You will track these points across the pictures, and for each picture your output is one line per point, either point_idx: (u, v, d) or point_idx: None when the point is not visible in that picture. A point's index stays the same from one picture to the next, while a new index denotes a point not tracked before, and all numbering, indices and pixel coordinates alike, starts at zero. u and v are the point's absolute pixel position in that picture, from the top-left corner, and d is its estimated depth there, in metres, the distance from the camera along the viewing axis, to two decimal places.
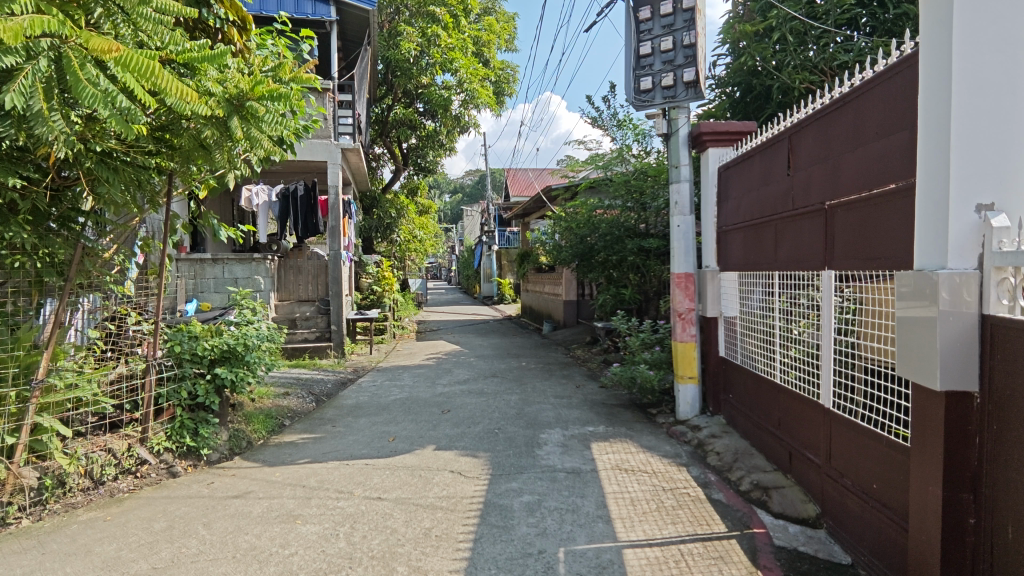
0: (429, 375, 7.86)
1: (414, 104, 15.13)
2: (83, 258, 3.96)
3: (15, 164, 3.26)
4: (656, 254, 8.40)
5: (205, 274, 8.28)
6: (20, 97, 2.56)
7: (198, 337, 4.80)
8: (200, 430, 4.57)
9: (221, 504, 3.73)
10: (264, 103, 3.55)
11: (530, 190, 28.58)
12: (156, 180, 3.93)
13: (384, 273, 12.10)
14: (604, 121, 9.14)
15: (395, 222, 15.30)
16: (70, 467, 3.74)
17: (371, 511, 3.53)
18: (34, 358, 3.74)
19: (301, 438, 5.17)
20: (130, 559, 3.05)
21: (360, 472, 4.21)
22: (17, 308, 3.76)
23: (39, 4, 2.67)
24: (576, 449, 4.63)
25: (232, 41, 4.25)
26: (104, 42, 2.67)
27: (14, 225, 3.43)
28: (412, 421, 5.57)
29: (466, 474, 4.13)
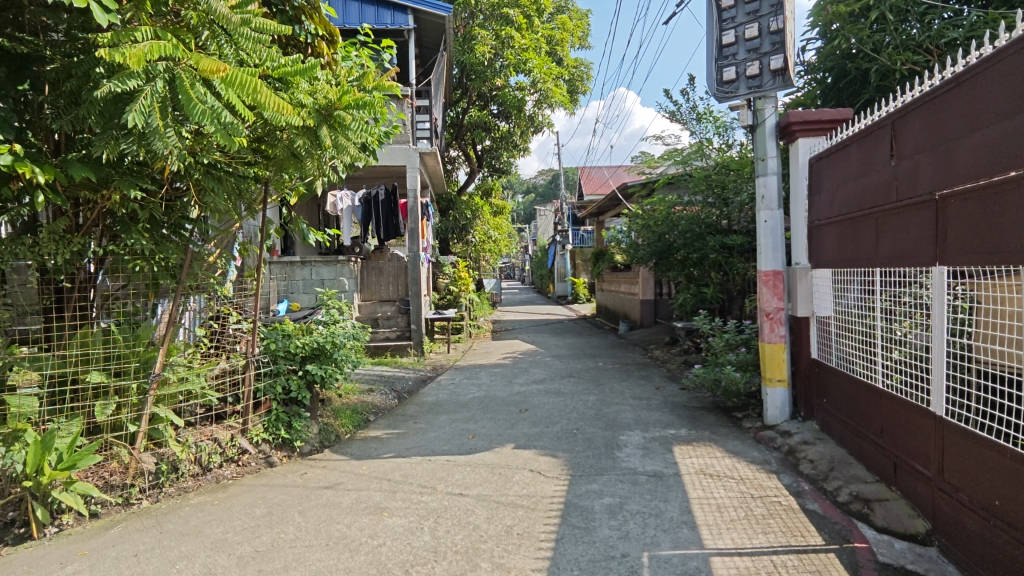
0: (506, 374, 7.93)
1: (488, 107, 15.36)
2: (192, 262, 4.29)
3: (137, 177, 3.56)
4: (739, 251, 8.15)
5: (295, 276, 8.75)
6: (140, 115, 2.81)
7: (290, 335, 5.05)
8: (293, 422, 4.84)
9: (314, 494, 3.94)
10: (351, 111, 3.72)
11: (605, 188, 28.24)
12: (254, 188, 4.19)
13: (461, 273, 12.34)
14: (682, 115, 8.88)
15: (471, 223, 15.55)
16: (182, 454, 4.08)
17: (453, 507, 3.61)
18: (151, 355, 4.07)
19: (385, 433, 5.36)
20: (236, 541, 3.28)
21: (442, 468, 4.31)
22: (138, 308, 4.20)
23: (158, 32, 2.97)
24: (658, 451, 4.52)
25: (321, 54, 4.48)
26: (212, 63, 2.92)
27: (134, 233, 3.84)
28: (490, 420, 5.64)
29: (546, 473, 4.14)
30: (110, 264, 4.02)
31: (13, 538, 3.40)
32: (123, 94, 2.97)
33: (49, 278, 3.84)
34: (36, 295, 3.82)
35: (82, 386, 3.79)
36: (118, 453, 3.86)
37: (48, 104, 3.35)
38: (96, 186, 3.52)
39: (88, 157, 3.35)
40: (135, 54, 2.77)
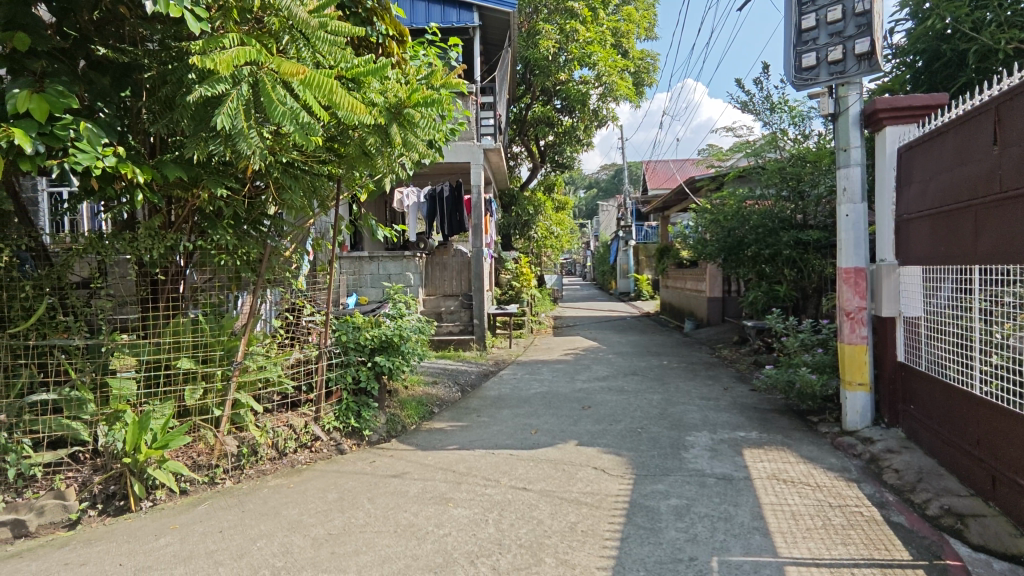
0: (569, 370, 7.90)
1: (552, 101, 15.29)
2: (271, 256, 4.52)
3: (222, 175, 3.77)
4: (816, 247, 7.75)
5: (364, 272, 9.05)
6: (228, 118, 2.99)
7: (360, 328, 5.26)
8: (363, 412, 5.04)
9: (383, 482, 4.06)
10: (419, 109, 3.79)
11: (671, 182, 27.51)
12: (328, 185, 4.34)
13: (523, 269, 12.39)
14: (755, 105, 8.51)
15: (533, 219, 15.52)
16: (261, 438, 4.31)
17: (517, 500, 3.63)
18: (234, 343, 4.32)
19: (449, 425, 5.46)
20: (311, 523, 3.43)
21: (505, 462, 4.35)
22: (222, 299, 4.45)
23: (244, 39, 3.14)
24: (727, 454, 4.38)
25: (391, 54, 4.59)
26: (293, 66, 3.07)
27: (220, 229, 4.12)
28: (553, 415, 5.64)
29: (610, 472, 4.09)
30: (198, 258, 4.29)
31: (115, 510, 3.69)
32: (211, 99, 3.16)
33: (145, 271, 4.13)
34: (133, 287, 4.11)
35: (173, 371, 4.03)
36: (204, 435, 4.13)
37: (145, 108, 3.60)
38: (187, 185, 3.76)
39: (180, 157, 3.59)
40: (224, 60, 2.94)
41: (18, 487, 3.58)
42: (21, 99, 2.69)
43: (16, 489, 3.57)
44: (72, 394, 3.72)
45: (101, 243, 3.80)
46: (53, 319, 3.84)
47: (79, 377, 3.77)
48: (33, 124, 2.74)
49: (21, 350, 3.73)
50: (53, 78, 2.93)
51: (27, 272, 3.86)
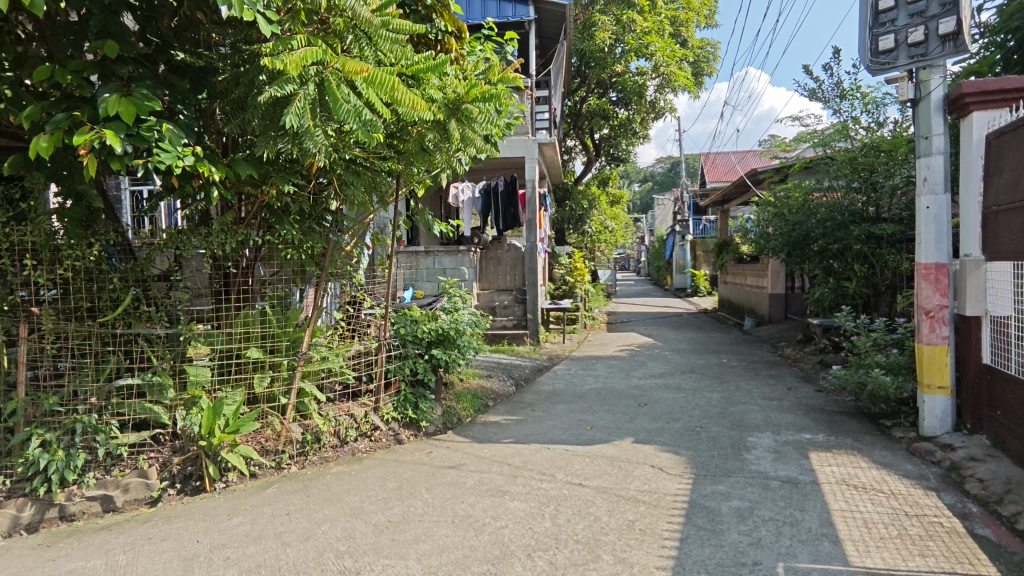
0: (623, 367, 7.79)
1: (607, 94, 15.09)
2: (333, 251, 4.66)
3: (289, 172, 3.91)
4: (890, 241, 7.38)
5: (421, 266, 9.20)
6: (295, 117, 3.10)
7: (418, 321, 5.38)
8: (420, 404, 5.15)
9: (440, 472, 4.13)
10: (478, 104, 3.83)
11: (731, 175, 26.67)
12: (388, 180, 4.42)
13: (576, 264, 12.31)
14: (824, 92, 8.11)
15: (587, 213, 15.36)
16: (324, 426, 4.48)
17: (573, 496, 3.61)
18: (299, 335, 4.49)
19: (504, 419, 5.49)
20: (372, 510, 3.53)
21: (561, 457, 4.33)
22: (288, 291, 4.62)
23: (311, 40, 3.24)
24: (792, 456, 4.21)
25: (450, 50, 4.61)
26: (357, 64, 3.14)
27: (287, 224, 4.26)
28: (608, 412, 5.58)
29: (668, 471, 4.01)
30: (265, 253, 4.47)
31: (192, 489, 3.92)
32: (280, 98, 3.27)
33: (218, 265, 4.31)
34: (207, 279, 4.31)
35: (244, 360, 4.23)
36: (272, 422, 4.32)
37: (219, 109, 3.77)
38: (256, 182, 3.92)
39: (251, 156, 3.75)
40: (293, 60, 3.06)
41: (106, 465, 3.80)
42: (112, 102, 2.88)
43: (104, 467, 3.79)
44: (154, 379, 3.92)
45: (180, 237, 4.01)
46: (138, 308, 4.07)
47: (160, 363, 3.99)
48: (121, 125, 2.93)
49: (109, 337, 3.93)
50: (138, 83, 3.10)
51: (114, 265, 4.04)
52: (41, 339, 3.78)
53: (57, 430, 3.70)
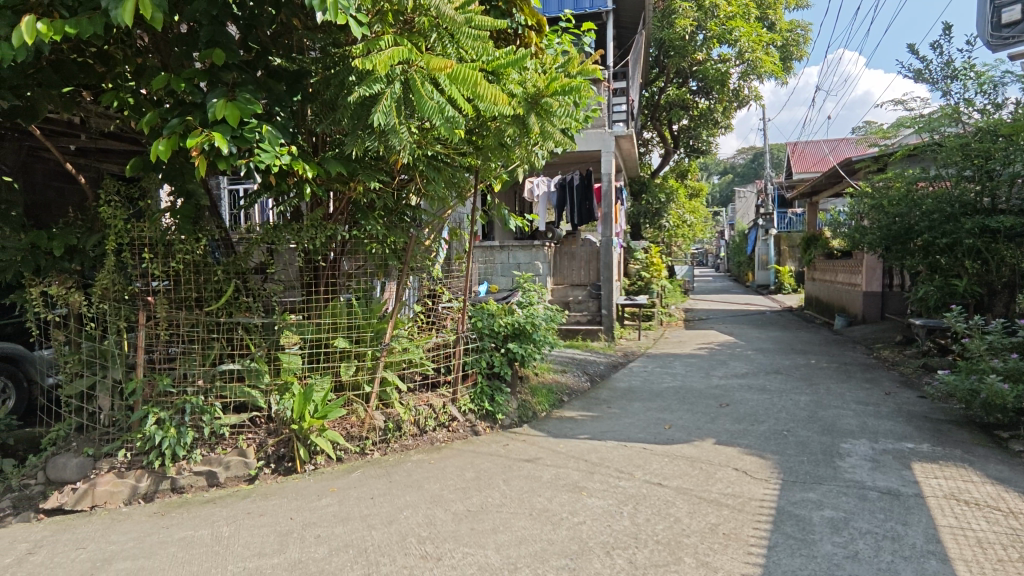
0: (703, 366, 7.53)
1: (687, 83, 14.66)
2: (413, 245, 4.80)
3: (374, 168, 4.06)
4: (1007, 235, 6.66)
5: (495, 261, 9.26)
6: (383, 115, 3.20)
7: (494, 315, 5.47)
8: (496, 396, 5.22)
9: (517, 465, 4.17)
10: (557, 97, 3.81)
11: (822, 166, 25.13)
12: (467, 176, 4.49)
13: (653, 259, 12.03)
14: (932, 73, 7.46)
15: (664, 207, 14.93)
16: (404, 415, 4.64)
17: (653, 496, 3.54)
18: (383, 326, 4.67)
19: (580, 415, 5.46)
20: (451, 499, 3.62)
21: (639, 455, 4.26)
22: (371, 284, 4.78)
23: (398, 41, 3.34)
24: (891, 466, 3.92)
25: (529, 44, 4.64)
26: (441, 62, 3.21)
27: (372, 219, 4.42)
28: (688, 411, 5.42)
29: (753, 475, 3.84)
30: (351, 247, 4.65)
31: (284, 469, 4.19)
32: (368, 97, 3.40)
33: (309, 259, 4.53)
34: (298, 273, 4.53)
35: (332, 349, 4.45)
36: (357, 409, 4.52)
37: (311, 110, 3.96)
38: (345, 179, 4.10)
39: (340, 154, 3.93)
40: (381, 60, 3.16)
41: (211, 443, 4.11)
42: (219, 107, 3.10)
43: (209, 445, 4.11)
44: (252, 365, 4.20)
45: (276, 232, 4.26)
46: (239, 299, 4.33)
47: (257, 351, 4.26)
48: (228, 129, 3.14)
49: (213, 326, 4.23)
50: (241, 87, 3.32)
51: (217, 259, 4.33)
52: (157, 326, 4.14)
53: (170, 409, 4.04)
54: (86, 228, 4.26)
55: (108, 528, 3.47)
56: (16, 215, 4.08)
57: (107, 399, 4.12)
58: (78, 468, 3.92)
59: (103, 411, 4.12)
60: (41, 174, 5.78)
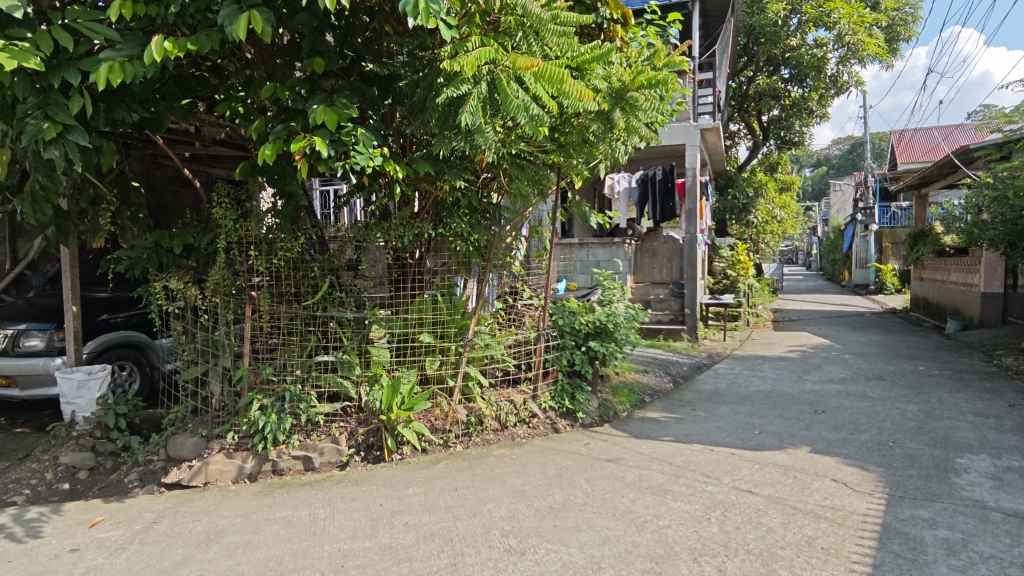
0: (795, 369, 7.13)
1: (779, 71, 13.91)
2: (495, 243, 4.88)
3: (459, 168, 4.15)
4: None
5: (574, 258, 9.23)
6: (469, 115, 3.25)
7: (575, 312, 5.49)
8: (577, 395, 5.21)
9: (599, 465, 4.13)
10: (644, 91, 3.74)
11: (933, 156, 23.00)
12: (550, 173, 4.48)
13: (740, 256, 11.48)
14: None
15: (752, 202, 14.23)
16: (486, 410, 4.73)
17: (743, 503, 3.40)
18: (465, 323, 4.78)
19: (663, 416, 5.33)
20: (534, 495, 3.64)
21: (727, 461, 4.10)
22: (454, 282, 4.88)
23: (486, 42, 3.38)
24: (1018, 486, 3.54)
25: (615, 38, 4.55)
26: (527, 60, 3.23)
27: (456, 217, 4.54)
28: (780, 417, 5.15)
29: (855, 487, 3.59)
30: (436, 245, 4.76)
31: (373, 458, 4.38)
32: (455, 99, 3.46)
33: (397, 256, 4.69)
34: (386, 270, 4.72)
35: (417, 343, 4.60)
36: (441, 402, 4.64)
37: (400, 112, 4.12)
38: (431, 179, 4.22)
39: (428, 154, 4.05)
40: (469, 61, 3.23)
41: (307, 429, 4.34)
42: (319, 112, 3.30)
43: (306, 431, 4.34)
44: (345, 357, 4.42)
45: (367, 231, 4.46)
46: (333, 294, 4.57)
47: (349, 344, 4.49)
48: (327, 133, 3.32)
49: (310, 319, 4.48)
50: (339, 93, 3.51)
51: (313, 257, 4.59)
52: (261, 319, 4.44)
53: (272, 396, 4.34)
54: (201, 228, 4.63)
55: (219, 503, 3.77)
56: (143, 216, 4.50)
57: (219, 384, 4.48)
58: (193, 447, 4.26)
59: (215, 396, 4.49)
60: (161, 178, 6.35)
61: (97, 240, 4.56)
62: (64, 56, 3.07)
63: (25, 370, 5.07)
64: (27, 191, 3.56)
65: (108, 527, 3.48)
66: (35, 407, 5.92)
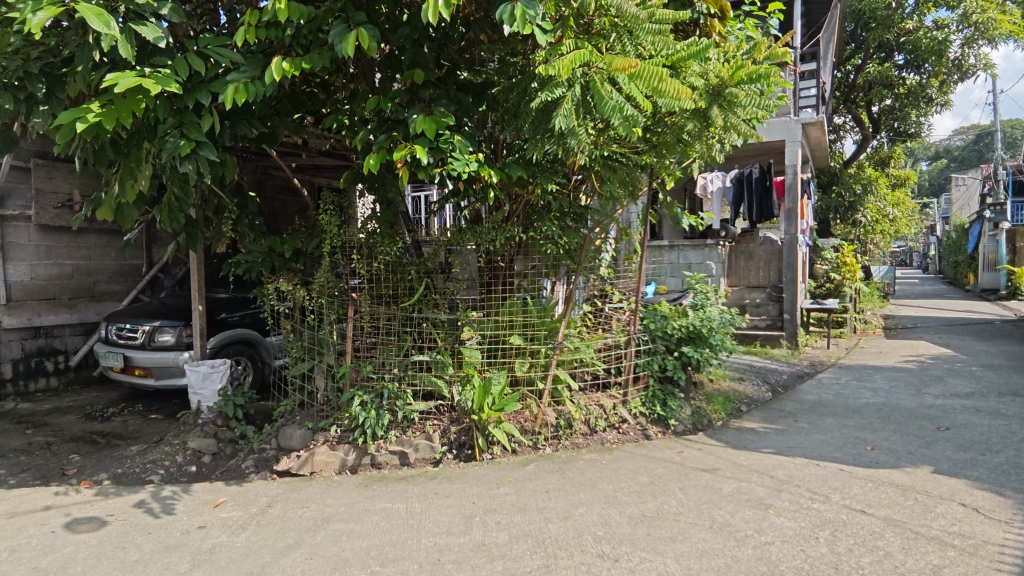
0: (912, 381, 6.53)
1: (892, 57, 12.89)
2: (585, 246, 4.84)
3: (551, 171, 4.16)
4: None
5: (665, 261, 9.04)
6: (563, 118, 3.26)
7: (667, 317, 5.34)
8: (669, 401, 5.07)
9: (694, 474, 3.99)
10: (743, 86, 3.58)
11: None
12: (642, 175, 4.39)
13: (846, 260, 10.69)
14: None
15: (861, 200, 13.23)
16: (575, 413, 4.72)
17: (855, 524, 3.17)
18: (556, 326, 4.79)
19: (762, 426, 5.07)
20: (626, 501, 3.58)
21: (835, 477, 3.83)
22: (542, 285, 4.89)
23: (581, 45, 3.39)
24: None
25: (712, 33, 4.42)
26: (624, 61, 3.21)
27: (547, 220, 4.58)
28: (896, 432, 4.74)
29: (988, 514, 3.24)
30: (528, 248, 4.78)
31: (464, 456, 4.49)
32: (549, 103, 3.48)
33: (488, 260, 4.77)
34: (477, 272, 4.83)
35: (508, 345, 4.65)
36: (530, 404, 4.68)
37: (493, 119, 4.20)
38: (523, 182, 4.27)
39: (520, 158, 4.10)
40: (564, 64, 3.25)
41: (403, 426, 4.52)
42: (419, 121, 3.44)
43: (402, 427, 4.51)
44: (438, 357, 4.56)
45: (460, 235, 4.59)
46: (428, 296, 4.74)
47: (442, 344, 4.62)
48: (426, 141, 3.46)
49: (407, 320, 4.67)
50: (437, 102, 3.64)
51: (408, 260, 4.79)
52: (361, 319, 4.67)
53: (371, 393, 4.56)
54: (308, 233, 4.95)
55: (325, 492, 4.02)
56: (258, 224, 4.91)
57: (323, 380, 4.78)
58: (301, 438, 4.56)
59: (320, 391, 4.80)
60: (271, 188, 6.85)
61: (220, 246, 4.99)
62: (197, 80, 3.41)
63: (160, 363, 5.69)
64: (164, 202, 3.97)
65: (229, 508, 3.80)
66: (165, 396, 6.57)
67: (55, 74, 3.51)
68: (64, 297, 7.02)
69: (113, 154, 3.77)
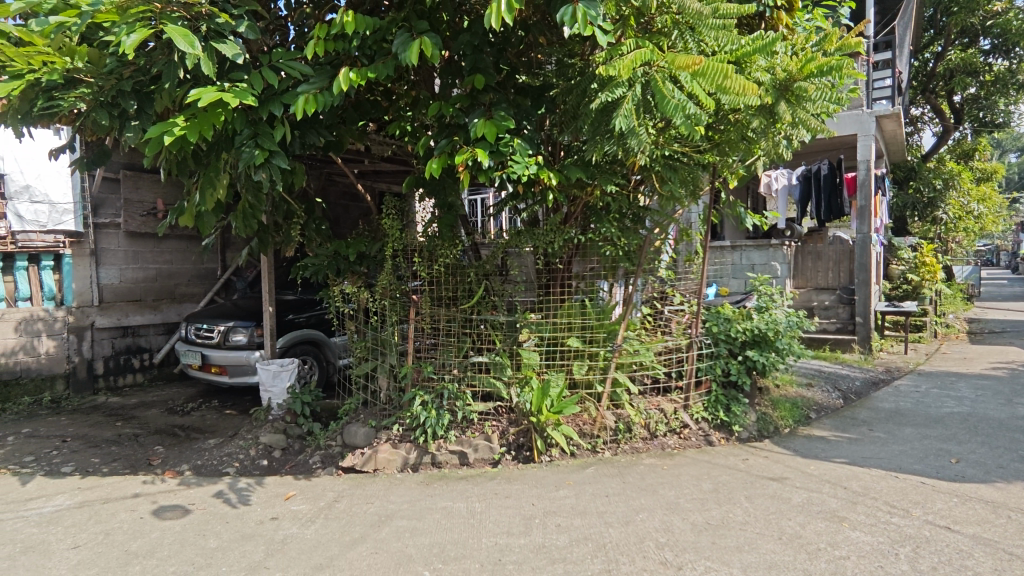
0: (1002, 390, 6.06)
1: (977, 42, 12.08)
2: (644, 247, 4.77)
3: (610, 172, 4.13)
4: None
5: (726, 262, 8.76)
6: (623, 118, 3.22)
7: (731, 319, 5.18)
8: (732, 407, 4.92)
9: (760, 483, 3.86)
10: (813, 80, 3.44)
11: None
12: (704, 174, 4.28)
13: (926, 259, 9.99)
14: None
15: (941, 195, 12.42)
16: (635, 417, 4.66)
17: (940, 540, 2.98)
18: (615, 328, 4.74)
19: (834, 435, 4.83)
20: (689, 508, 3.50)
21: (916, 491, 3.60)
22: (599, 287, 4.86)
23: (643, 44, 3.35)
24: None
25: (779, 26, 4.29)
26: (687, 59, 3.15)
27: (606, 222, 4.55)
28: (984, 445, 4.41)
29: None
30: (586, 250, 4.76)
31: (523, 457, 4.50)
32: (609, 104, 3.45)
33: (546, 262, 4.77)
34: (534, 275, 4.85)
35: (566, 347, 4.64)
36: (589, 407, 4.65)
37: (551, 120, 4.20)
38: (582, 184, 4.26)
39: (580, 160, 4.09)
40: (625, 64, 3.22)
41: (463, 426, 4.58)
42: (480, 126, 3.50)
43: (461, 428, 4.58)
44: (497, 358, 4.59)
45: (517, 237, 4.62)
46: (486, 298, 4.79)
47: (501, 346, 4.65)
48: (487, 145, 3.51)
49: (466, 322, 4.73)
50: (496, 106, 3.68)
51: (467, 262, 4.86)
52: (422, 320, 4.77)
53: (432, 393, 4.64)
54: (371, 237, 5.10)
55: (388, 489, 4.12)
56: (323, 229, 5.19)
57: (386, 380, 4.92)
58: (365, 436, 4.70)
59: (383, 390, 4.94)
60: (335, 195, 7.11)
61: (289, 250, 5.23)
62: (271, 92, 3.59)
63: (234, 362, 6.00)
64: (240, 209, 4.19)
65: (299, 501, 3.97)
66: (238, 393, 6.92)
67: (144, 92, 3.78)
68: (149, 298, 7.51)
69: (194, 165, 4.02)
